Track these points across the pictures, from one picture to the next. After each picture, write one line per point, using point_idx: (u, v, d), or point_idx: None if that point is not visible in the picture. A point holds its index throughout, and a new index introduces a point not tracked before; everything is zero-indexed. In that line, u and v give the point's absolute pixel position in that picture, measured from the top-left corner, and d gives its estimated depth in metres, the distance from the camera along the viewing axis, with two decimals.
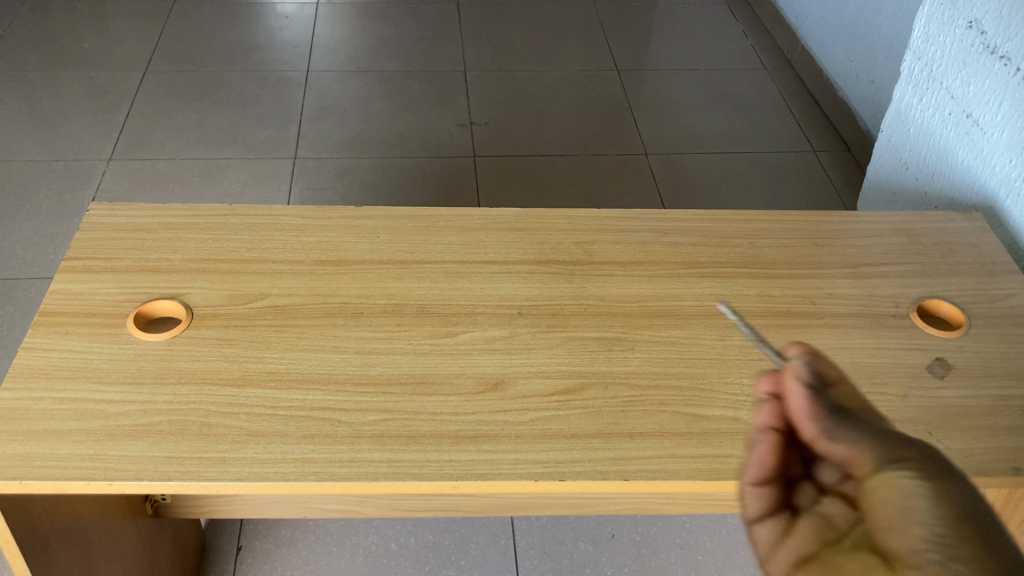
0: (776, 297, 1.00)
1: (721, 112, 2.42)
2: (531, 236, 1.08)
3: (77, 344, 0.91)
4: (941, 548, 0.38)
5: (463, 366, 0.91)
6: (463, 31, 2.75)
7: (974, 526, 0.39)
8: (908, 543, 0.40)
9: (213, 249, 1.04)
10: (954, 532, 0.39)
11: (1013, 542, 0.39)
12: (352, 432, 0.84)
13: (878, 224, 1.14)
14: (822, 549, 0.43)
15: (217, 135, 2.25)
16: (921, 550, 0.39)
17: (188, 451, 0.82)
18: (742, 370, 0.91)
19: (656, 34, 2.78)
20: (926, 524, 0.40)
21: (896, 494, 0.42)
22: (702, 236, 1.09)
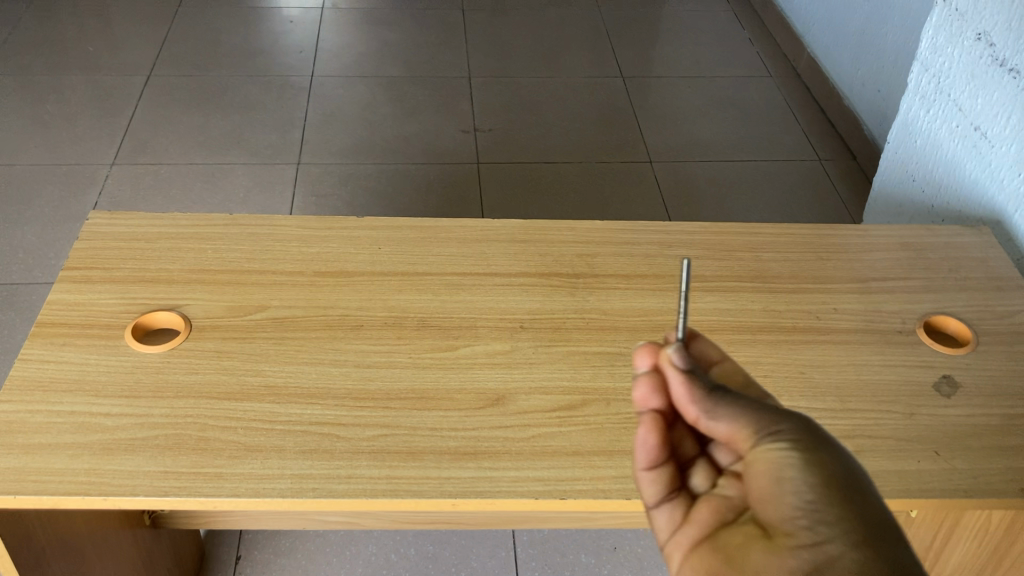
0: (781, 312, 0.99)
1: (726, 120, 2.41)
2: (533, 247, 1.07)
3: (74, 355, 0.91)
4: (810, 516, 0.49)
5: (464, 380, 0.90)
6: (468, 37, 2.74)
7: (839, 488, 0.50)
8: (784, 512, 0.50)
9: (213, 260, 1.03)
10: (822, 498, 0.50)
11: (867, 494, 0.50)
12: (351, 448, 0.83)
13: (885, 238, 1.13)
14: (719, 528, 0.55)
15: (220, 139, 2.24)
16: (794, 518, 0.50)
17: (184, 465, 0.81)
18: None
19: (661, 41, 2.77)
20: (798, 495, 0.50)
21: (772, 466, 0.52)
22: (707, 249, 1.08)
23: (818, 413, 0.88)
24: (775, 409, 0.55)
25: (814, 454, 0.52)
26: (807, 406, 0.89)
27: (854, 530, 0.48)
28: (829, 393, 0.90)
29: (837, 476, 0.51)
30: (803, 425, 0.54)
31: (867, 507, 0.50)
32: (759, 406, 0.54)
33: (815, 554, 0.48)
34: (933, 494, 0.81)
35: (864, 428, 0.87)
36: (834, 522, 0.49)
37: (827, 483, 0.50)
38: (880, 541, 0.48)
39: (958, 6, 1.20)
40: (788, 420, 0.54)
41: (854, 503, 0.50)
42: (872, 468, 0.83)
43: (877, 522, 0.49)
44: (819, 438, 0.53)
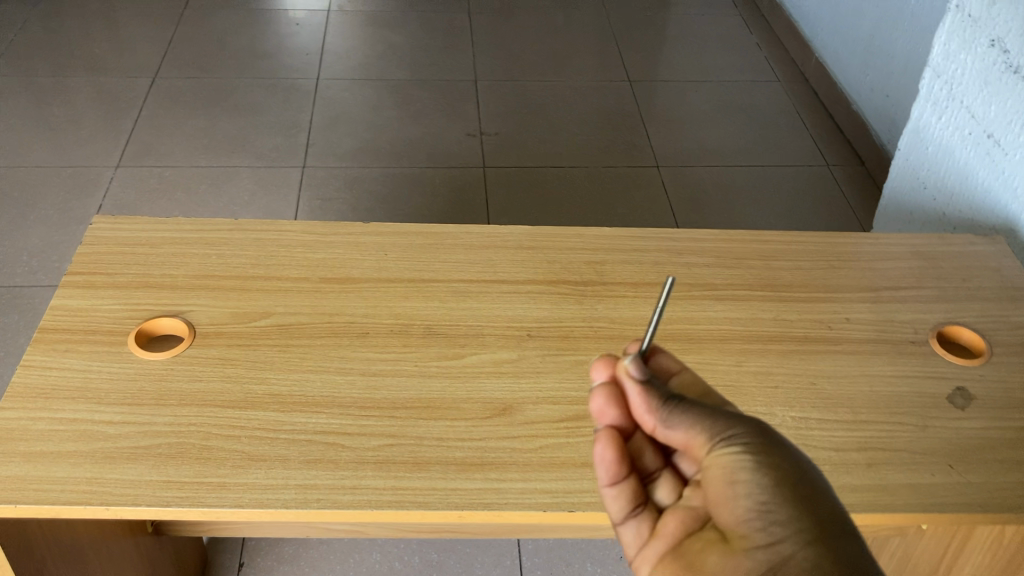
0: (792, 322, 0.98)
1: (733, 125, 2.40)
2: (541, 255, 1.06)
3: (77, 362, 0.90)
4: (763, 518, 0.54)
5: (470, 390, 0.89)
6: (474, 40, 2.73)
7: (789, 486, 0.54)
8: (739, 516, 0.55)
9: (218, 265, 1.02)
10: (774, 498, 0.54)
11: (815, 489, 0.55)
12: (356, 458, 0.82)
13: (897, 246, 1.11)
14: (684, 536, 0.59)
15: (226, 142, 2.23)
16: (749, 521, 0.54)
17: (187, 475, 0.80)
18: (757, 398, 0.89)
19: (668, 45, 2.76)
20: (750, 499, 0.55)
21: (725, 472, 0.56)
22: (716, 256, 1.07)
23: (830, 425, 0.87)
24: (726, 412, 0.59)
25: (765, 453, 0.56)
26: (818, 418, 0.87)
27: (804, 526, 0.53)
28: (841, 405, 0.89)
29: (788, 475, 0.55)
30: (754, 426, 0.58)
31: (816, 503, 0.54)
32: (710, 411, 0.59)
33: (771, 554, 0.53)
34: (946, 508, 0.80)
35: (877, 440, 0.86)
36: (786, 520, 0.53)
37: (779, 482, 0.55)
38: (827, 535, 0.53)
39: (971, 11, 1.19)
40: (739, 422, 0.58)
41: (804, 500, 0.54)
42: (886, 482, 0.82)
43: (828, 516, 0.54)
44: (770, 437, 0.57)
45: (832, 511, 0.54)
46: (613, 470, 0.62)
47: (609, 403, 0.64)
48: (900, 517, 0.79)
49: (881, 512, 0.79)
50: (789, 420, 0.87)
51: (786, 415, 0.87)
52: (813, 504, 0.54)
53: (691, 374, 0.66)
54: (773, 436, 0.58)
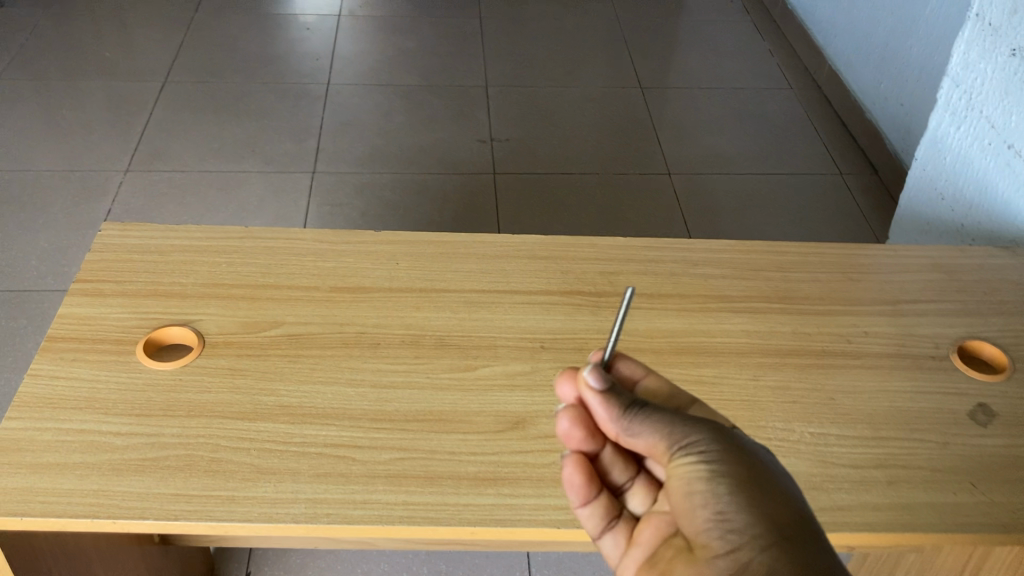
0: (809, 335, 0.96)
1: (746, 132, 2.38)
2: (554, 265, 1.05)
3: (85, 372, 0.88)
4: (720, 526, 0.56)
5: (483, 403, 0.88)
6: (485, 46, 2.72)
7: (744, 493, 0.57)
8: (699, 525, 0.58)
9: (228, 274, 1.01)
10: (731, 506, 0.56)
11: (772, 494, 0.57)
12: (366, 472, 0.81)
13: (916, 259, 1.10)
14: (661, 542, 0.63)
15: (236, 147, 2.23)
16: (708, 530, 0.57)
17: (195, 488, 0.78)
18: (775, 413, 0.87)
19: (680, 52, 2.74)
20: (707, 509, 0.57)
21: (685, 482, 0.59)
22: (733, 268, 1.05)
23: (849, 441, 0.85)
24: (685, 419, 0.61)
25: (721, 462, 0.58)
26: (838, 434, 0.86)
27: (760, 531, 0.55)
28: (860, 420, 0.87)
29: (743, 482, 0.57)
30: (713, 434, 0.60)
31: (772, 508, 0.56)
32: (670, 419, 0.61)
33: (729, 562, 0.55)
34: (969, 529, 0.78)
35: (897, 458, 0.84)
36: (742, 527, 0.56)
37: (735, 490, 0.57)
38: (783, 539, 0.55)
39: (992, 20, 1.17)
40: (698, 430, 0.60)
41: (759, 506, 0.56)
42: (906, 501, 0.80)
43: (783, 521, 0.56)
44: (729, 445, 0.59)
45: (789, 516, 0.56)
46: (582, 492, 0.68)
47: (575, 426, 0.68)
48: (922, 537, 0.77)
49: (903, 532, 0.77)
50: (807, 436, 0.85)
51: (804, 431, 0.86)
52: (769, 510, 0.56)
53: (655, 379, 0.68)
54: (731, 443, 0.60)
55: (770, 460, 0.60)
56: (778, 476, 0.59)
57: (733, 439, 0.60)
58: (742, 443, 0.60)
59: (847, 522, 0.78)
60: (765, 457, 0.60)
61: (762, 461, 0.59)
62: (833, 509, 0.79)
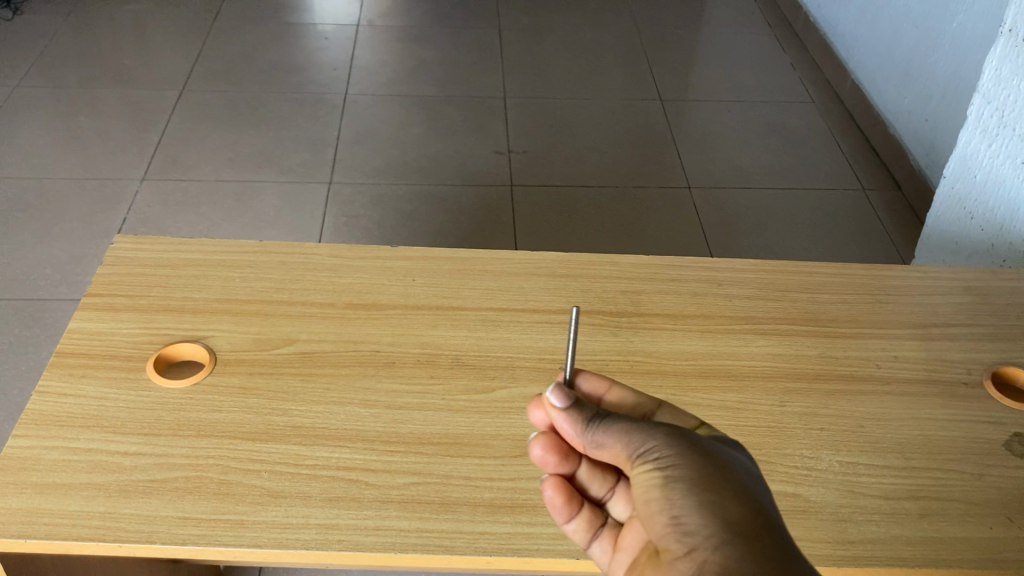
0: (836, 359, 0.93)
1: (767, 147, 2.35)
2: (574, 283, 1.02)
3: (93, 389, 0.87)
4: (676, 530, 0.55)
5: (500, 426, 0.85)
6: (503, 57, 2.71)
7: (698, 495, 0.55)
8: (659, 531, 0.57)
9: (241, 289, 0.99)
10: (687, 510, 0.55)
11: (729, 492, 0.55)
12: (380, 497, 0.78)
13: (946, 280, 1.07)
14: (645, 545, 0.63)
15: (253, 156, 2.21)
16: (666, 535, 0.56)
17: (204, 512, 0.76)
18: (802, 441, 0.84)
19: (700, 64, 2.72)
20: (664, 514, 0.56)
21: (644, 490, 0.58)
22: (758, 288, 1.02)
23: (879, 471, 0.82)
24: (644, 424, 0.60)
25: (675, 464, 0.57)
26: (867, 463, 0.83)
27: (715, 531, 0.54)
28: (890, 449, 0.84)
29: (699, 482, 0.56)
30: (670, 436, 0.59)
31: (728, 506, 0.55)
32: (628, 426, 0.60)
33: (687, 565, 0.54)
34: (1006, 566, 0.75)
35: (929, 490, 0.81)
36: (698, 528, 0.54)
37: (690, 491, 0.56)
38: (738, 536, 0.53)
39: None
40: (656, 434, 0.59)
41: (714, 505, 0.55)
42: (939, 535, 0.77)
43: (738, 520, 0.54)
44: (687, 447, 0.58)
45: (746, 513, 0.55)
46: (563, 512, 0.68)
47: (548, 450, 0.68)
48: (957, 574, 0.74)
49: (937, 568, 0.74)
50: (835, 465, 0.82)
51: (832, 459, 0.83)
52: (724, 510, 0.55)
53: (620, 392, 0.68)
54: (688, 444, 0.58)
55: (732, 457, 0.59)
56: (740, 474, 0.57)
57: (691, 440, 0.59)
58: (703, 443, 0.59)
59: (877, 557, 0.75)
60: (726, 454, 0.59)
61: (722, 459, 0.58)
62: (862, 543, 0.76)
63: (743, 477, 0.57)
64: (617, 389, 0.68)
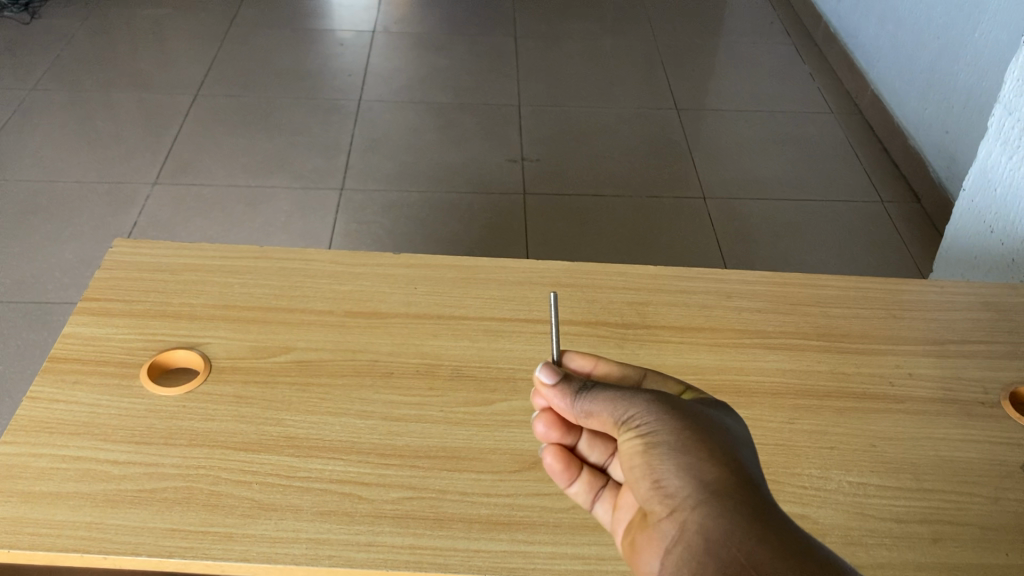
0: (848, 376, 0.91)
1: (784, 157, 2.32)
2: (579, 293, 1.00)
3: (85, 396, 0.85)
4: (658, 493, 0.57)
5: (499, 440, 0.83)
6: (519, 65, 2.69)
7: (677, 458, 0.57)
8: (643, 495, 0.58)
9: (239, 295, 0.97)
10: (667, 472, 0.57)
11: (707, 452, 0.56)
12: (373, 511, 0.76)
13: (963, 296, 1.04)
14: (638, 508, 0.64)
15: (265, 162, 2.20)
16: (649, 498, 0.57)
17: (192, 524, 0.74)
18: (811, 461, 0.82)
19: (718, 74, 2.69)
20: (646, 478, 0.58)
21: (629, 455, 0.59)
22: (769, 301, 1.00)
23: (891, 493, 0.79)
24: (628, 392, 0.61)
25: (655, 428, 0.58)
26: (879, 484, 0.80)
27: (692, 491, 0.55)
28: (903, 470, 0.81)
29: (677, 445, 0.57)
30: (652, 402, 0.60)
31: (705, 465, 0.56)
32: (614, 395, 0.62)
33: (669, 526, 0.56)
34: None
35: (943, 513, 0.78)
36: (677, 489, 0.56)
37: (669, 454, 0.57)
38: (713, 495, 0.54)
39: None
40: (639, 401, 0.60)
41: (692, 467, 0.56)
42: (952, 561, 0.74)
43: (714, 480, 0.55)
44: (669, 411, 0.59)
45: (723, 472, 0.56)
46: (564, 476, 0.69)
47: (550, 425, 0.71)
48: None
49: None
50: (845, 486, 0.80)
51: (842, 480, 0.80)
52: (700, 470, 0.56)
53: (606, 365, 0.70)
54: (670, 408, 0.60)
55: (714, 417, 0.60)
56: (720, 433, 0.58)
57: (674, 404, 0.60)
58: (686, 406, 0.60)
59: None
60: (709, 416, 0.60)
61: (703, 421, 0.59)
62: (871, 568, 0.73)
63: (723, 436, 0.58)
64: (603, 363, 0.70)
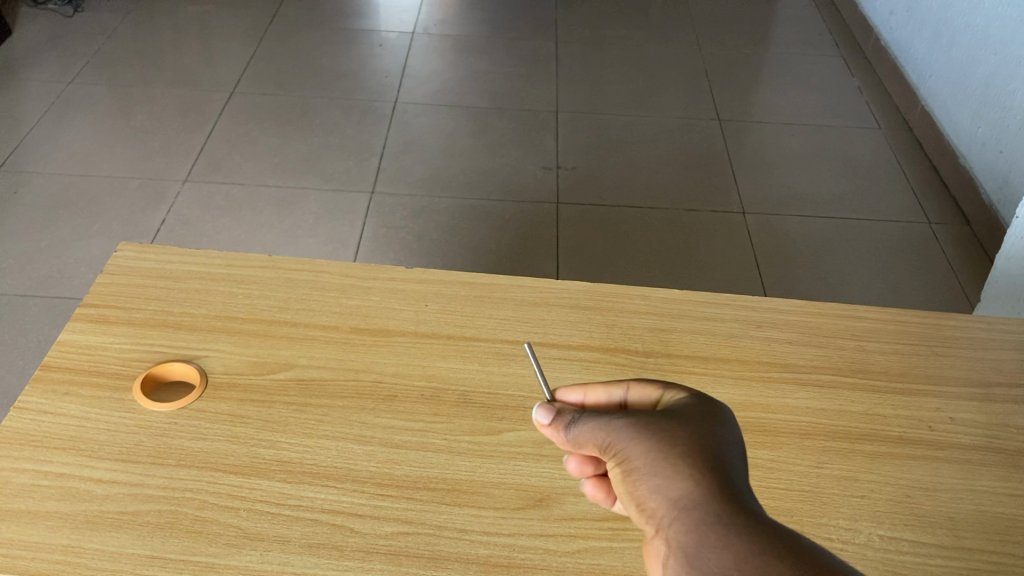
0: (884, 419, 0.84)
1: (827, 174, 2.24)
2: (599, 316, 0.94)
3: (75, 409, 0.81)
4: (644, 519, 0.53)
5: (504, 474, 0.78)
6: (559, 70, 2.64)
7: (653, 480, 0.53)
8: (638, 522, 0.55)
9: (243, 307, 0.93)
10: (647, 495, 0.53)
11: (681, 467, 0.52)
12: (364, 546, 0.71)
13: (1012, 333, 0.97)
14: None
15: (298, 163, 2.17)
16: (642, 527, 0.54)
17: (173, 551, 0.70)
18: (840, 510, 0.76)
19: (763, 85, 2.61)
20: (633, 507, 0.54)
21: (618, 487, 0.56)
22: (801, 332, 0.94)
23: (927, 550, 0.73)
24: (606, 417, 0.58)
25: (630, 448, 0.55)
26: (913, 539, 0.74)
27: (667, 508, 0.51)
28: (940, 525, 0.75)
29: (649, 462, 0.53)
30: (626, 420, 0.56)
31: (678, 477, 0.52)
32: (598, 420, 0.58)
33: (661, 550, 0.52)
34: None
35: None
36: (656, 511, 0.52)
37: (645, 476, 0.53)
38: (687, 508, 0.50)
39: None
40: (613, 426, 0.57)
41: (666, 484, 0.52)
42: None
43: (684, 492, 0.51)
44: (643, 429, 0.55)
45: (694, 478, 0.51)
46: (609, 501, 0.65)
47: (583, 459, 0.64)
48: None
49: None
50: (877, 540, 0.73)
51: (874, 534, 0.74)
52: (671, 484, 0.52)
53: (596, 391, 0.65)
54: (645, 423, 0.56)
55: (692, 421, 0.55)
56: (694, 436, 0.54)
57: (651, 418, 0.56)
58: (662, 416, 0.56)
59: None
60: (687, 420, 0.56)
61: (679, 430, 0.55)
62: None
63: (699, 438, 0.54)
64: (592, 390, 0.65)
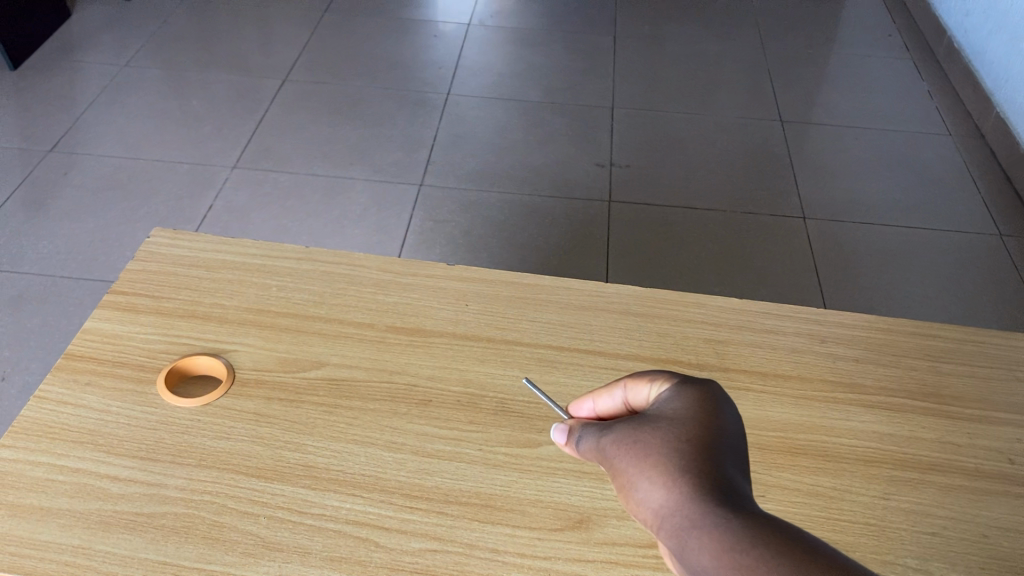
0: (959, 448, 0.77)
1: (893, 180, 2.15)
2: (649, 324, 0.88)
3: (96, 400, 0.78)
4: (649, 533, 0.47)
5: (543, 491, 0.73)
6: (617, 66, 2.57)
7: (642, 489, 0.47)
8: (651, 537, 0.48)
9: (276, 300, 0.89)
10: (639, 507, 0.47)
11: (668, 470, 0.46)
12: (388, 562, 0.66)
13: None
14: None
15: (346, 152, 2.14)
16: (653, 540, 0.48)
17: (187, 558, 0.66)
18: (909, 547, 0.69)
19: (828, 86, 2.52)
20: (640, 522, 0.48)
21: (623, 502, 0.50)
22: (868, 349, 0.87)
23: None
24: (601, 430, 0.52)
25: (616, 459, 0.49)
26: None
27: (658, 520, 0.45)
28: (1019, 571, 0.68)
29: (637, 470, 0.47)
30: (617, 431, 0.50)
31: (663, 483, 0.45)
32: (592, 433, 0.52)
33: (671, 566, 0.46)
34: None
35: None
36: (651, 524, 0.46)
37: (633, 488, 0.47)
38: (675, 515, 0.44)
39: None
40: (605, 440, 0.51)
41: (652, 493, 0.46)
42: None
43: (667, 494, 0.45)
44: (630, 438, 0.49)
45: (678, 475, 0.45)
46: None
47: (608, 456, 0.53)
48: None
49: None
50: None
51: None
52: (655, 486, 0.46)
53: (605, 396, 0.58)
54: (631, 429, 0.50)
55: (684, 420, 0.49)
56: (679, 429, 0.48)
57: (636, 423, 0.50)
58: (652, 419, 0.50)
59: None
60: (674, 415, 0.49)
61: (667, 431, 0.48)
62: None
63: (687, 433, 0.48)
64: (600, 396, 0.59)
